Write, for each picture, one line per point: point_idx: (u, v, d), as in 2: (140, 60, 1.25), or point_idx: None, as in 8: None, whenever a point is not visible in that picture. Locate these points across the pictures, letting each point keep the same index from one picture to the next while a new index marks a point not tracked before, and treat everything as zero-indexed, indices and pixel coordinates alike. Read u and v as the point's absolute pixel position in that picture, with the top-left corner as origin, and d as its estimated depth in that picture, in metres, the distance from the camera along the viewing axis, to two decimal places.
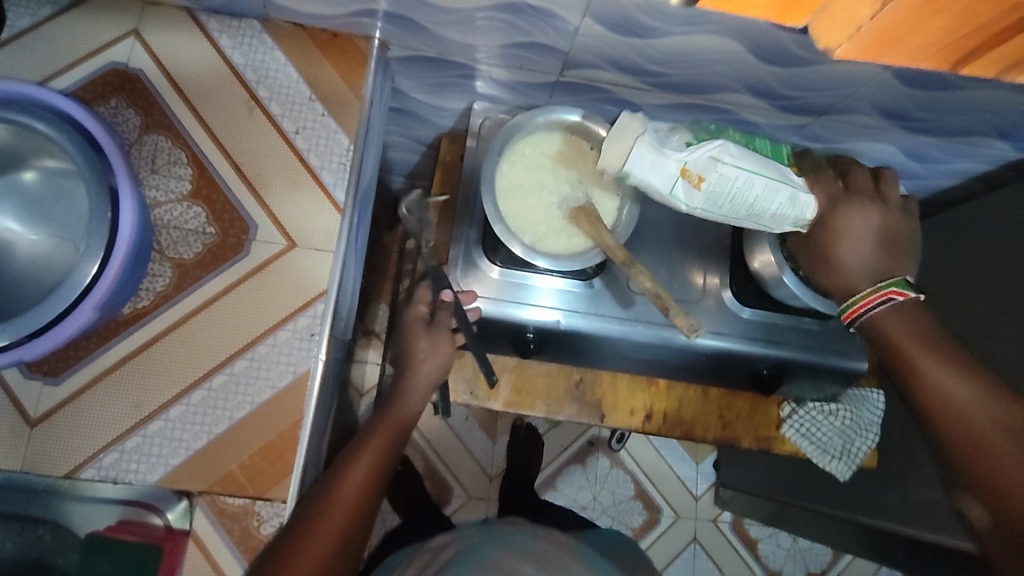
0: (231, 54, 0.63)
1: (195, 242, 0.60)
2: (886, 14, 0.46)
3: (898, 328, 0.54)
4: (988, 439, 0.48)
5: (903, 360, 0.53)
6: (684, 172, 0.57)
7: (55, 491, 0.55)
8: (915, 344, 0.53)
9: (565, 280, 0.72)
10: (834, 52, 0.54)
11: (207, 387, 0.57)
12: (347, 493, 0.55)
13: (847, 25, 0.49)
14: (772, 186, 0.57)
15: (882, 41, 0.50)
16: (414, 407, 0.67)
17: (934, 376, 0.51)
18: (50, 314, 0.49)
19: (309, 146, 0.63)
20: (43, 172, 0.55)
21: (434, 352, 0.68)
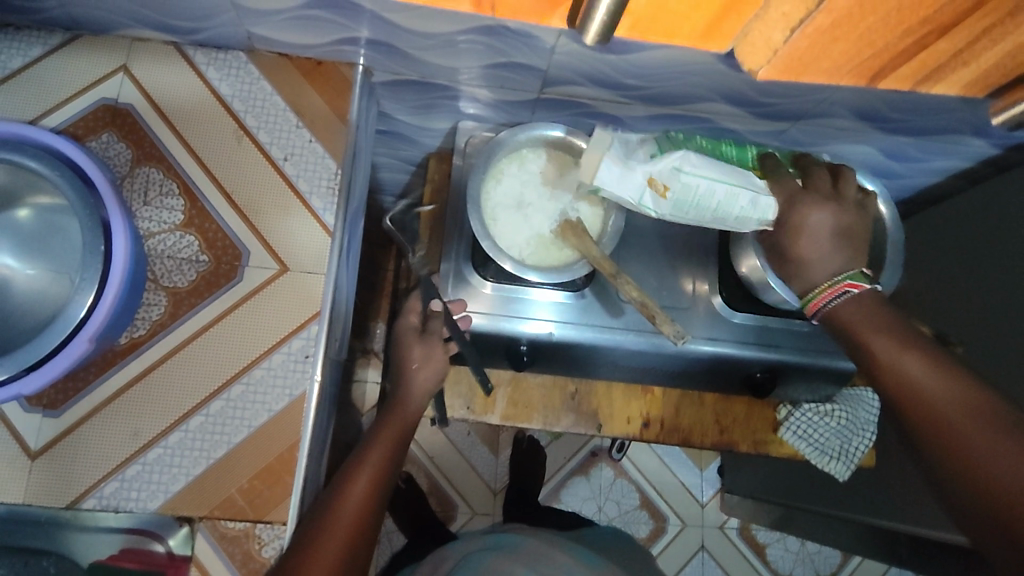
0: (219, 86, 0.64)
1: (189, 270, 0.61)
2: (796, 37, 0.52)
3: (853, 315, 0.56)
4: (943, 414, 0.47)
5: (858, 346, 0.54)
6: (650, 181, 0.61)
7: (57, 523, 0.55)
8: (868, 327, 0.54)
9: (561, 292, 0.73)
10: (758, 73, 0.60)
11: (204, 413, 0.58)
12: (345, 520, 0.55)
13: (766, 49, 0.55)
14: (736, 195, 0.60)
15: (796, 63, 0.57)
16: (413, 413, 0.67)
17: (884, 355, 0.52)
18: (47, 347, 0.50)
19: (298, 172, 0.64)
20: (37, 208, 0.56)
21: (429, 365, 0.68)
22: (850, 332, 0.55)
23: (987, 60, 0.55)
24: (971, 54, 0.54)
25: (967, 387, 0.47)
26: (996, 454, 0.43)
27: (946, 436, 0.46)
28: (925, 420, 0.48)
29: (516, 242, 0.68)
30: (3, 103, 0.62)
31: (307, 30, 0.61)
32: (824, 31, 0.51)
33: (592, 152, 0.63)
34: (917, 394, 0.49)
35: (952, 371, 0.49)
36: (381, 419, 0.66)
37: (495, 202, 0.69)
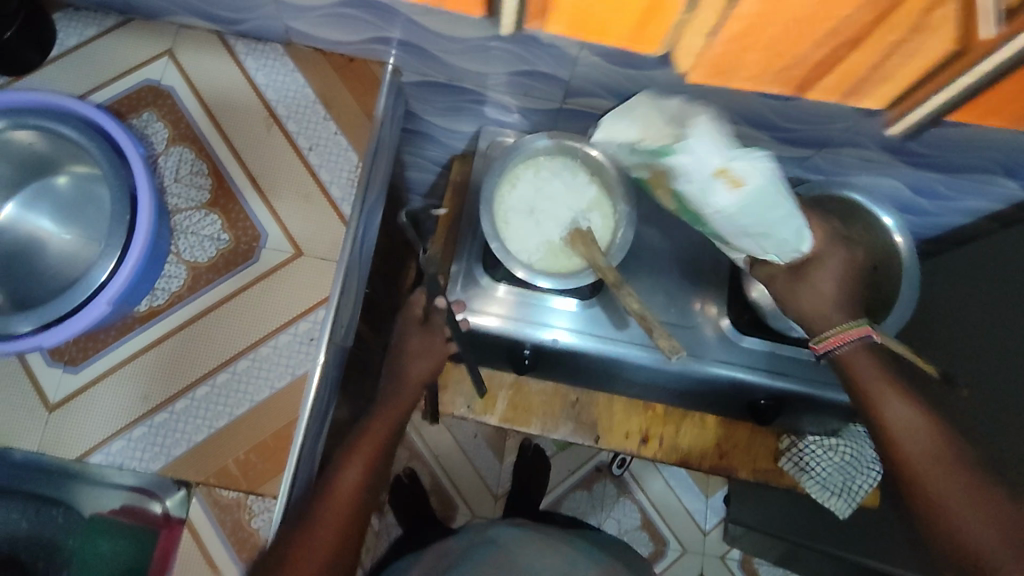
0: (255, 75, 0.68)
1: (210, 247, 0.64)
2: (713, 40, 0.53)
3: (861, 362, 0.59)
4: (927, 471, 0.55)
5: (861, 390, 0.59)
6: (728, 169, 0.51)
7: (70, 471, 0.60)
8: (874, 374, 0.58)
9: (577, 303, 0.74)
10: (688, 76, 0.60)
11: (211, 384, 0.61)
12: (340, 502, 0.60)
13: (689, 52, 0.56)
14: (779, 229, 0.55)
15: (721, 67, 0.57)
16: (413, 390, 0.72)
17: (883, 405, 0.58)
18: (70, 305, 0.54)
19: (321, 162, 0.66)
20: (74, 177, 0.61)
21: (423, 355, 0.72)
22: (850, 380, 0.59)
23: (904, 77, 0.55)
24: (888, 71, 0.54)
25: (929, 437, 0.56)
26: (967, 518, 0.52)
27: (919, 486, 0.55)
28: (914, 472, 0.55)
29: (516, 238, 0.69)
30: (57, 79, 0.66)
31: (343, 28, 0.64)
32: (738, 37, 0.52)
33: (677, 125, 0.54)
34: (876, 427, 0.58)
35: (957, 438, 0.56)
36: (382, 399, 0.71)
37: (509, 205, 0.70)
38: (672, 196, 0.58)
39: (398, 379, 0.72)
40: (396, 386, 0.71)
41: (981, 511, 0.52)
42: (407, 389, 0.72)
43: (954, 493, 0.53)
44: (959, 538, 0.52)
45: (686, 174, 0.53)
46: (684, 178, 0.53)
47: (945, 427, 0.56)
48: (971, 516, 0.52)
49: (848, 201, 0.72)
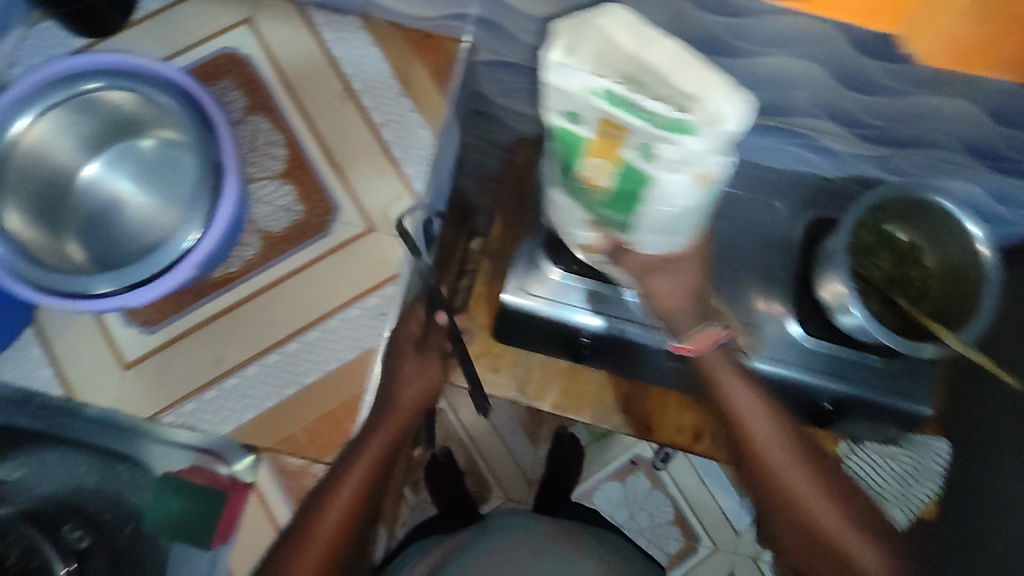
0: (331, 48, 0.68)
1: (284, 217, 0.64)
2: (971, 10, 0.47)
3: (722, 368, 0.64)
4: (800, 496, 0.61)
5: (717, 389, 0.65)
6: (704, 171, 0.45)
7: (139, 429, 0.62)
8: (729, 377, 0.64)
9: (628, 290, 0.71)
10: (924, 57, 0.53)
11: (281, 352, 0.62)
12: (324, 534, 0.52)
13: (935, 26, 0.50)
14: (682, 224, 0.52)
15: (970, 42, 0.50)
16: (407, 418, 0.57)
17: (737, 399, 0.64)
18: (153, 269, 0.55)
19: (395, 138, 0.67)
20: (158, 140, 0.64)
21: (419, 375, 0.58)
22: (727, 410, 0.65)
23: None
24: None
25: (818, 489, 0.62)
26: (826, 520, 0.61)
27: (794, 505, 0.62)
28: (789, 501, 0.62)
29: (552, 214, 0.60)
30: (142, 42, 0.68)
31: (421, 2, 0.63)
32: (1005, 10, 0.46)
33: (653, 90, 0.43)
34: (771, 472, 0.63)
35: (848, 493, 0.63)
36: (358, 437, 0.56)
37: None
38: (622, 172, 0.46)
39: (390, 397, 0.58)
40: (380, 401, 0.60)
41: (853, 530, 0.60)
42: (397, 419, 0.57)
43: (852, 537, 0.60)
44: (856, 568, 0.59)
45: (675, 165, 0.45)
46: (669, 168, 0.45)
47: (845, 491, 0.63)
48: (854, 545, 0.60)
49: (934, 206, 0.68)
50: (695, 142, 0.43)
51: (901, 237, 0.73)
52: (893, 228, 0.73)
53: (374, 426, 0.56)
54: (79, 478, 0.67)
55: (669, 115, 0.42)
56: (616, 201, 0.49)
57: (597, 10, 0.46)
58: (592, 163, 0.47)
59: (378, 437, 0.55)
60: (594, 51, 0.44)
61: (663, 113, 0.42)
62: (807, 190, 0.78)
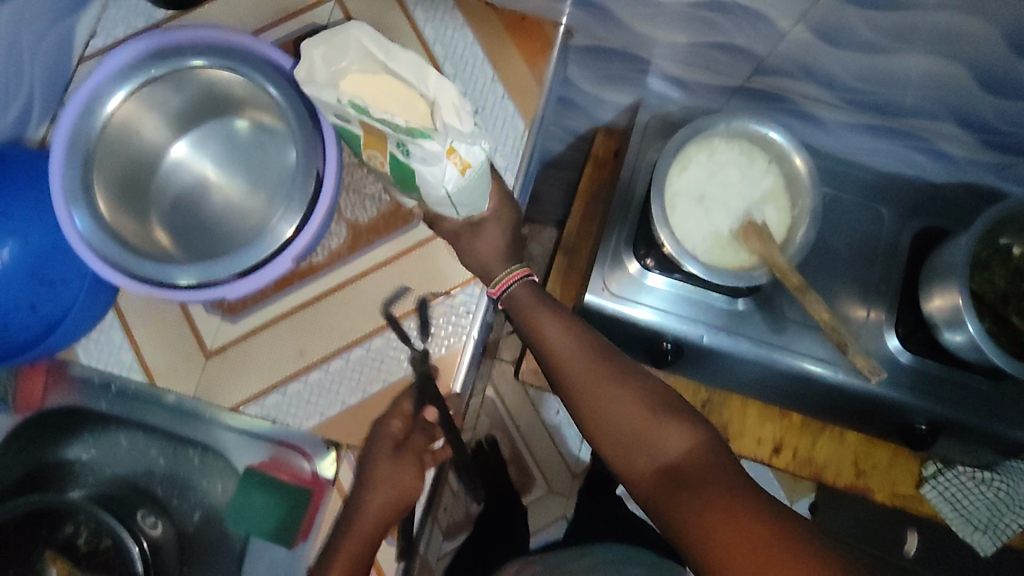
0: (423, 28, 0.65)
1: (371, 207, 0.61)
2: None
3: (525, 299, 0.60)
4: (665, 478, 0.52)
5: (531, 328, 0.59)
6: (452, 152, 0.44)
7: (209, 419, 0.61)
8: (534, 307, 0.60)
9: (668, 281, 0.70)
10: None
11: (365, 347, 0.59)
12: None
13: None
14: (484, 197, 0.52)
15: None
16: (373, 524, 0.54)
17: (547, 328, 0.59)
18: (260, 256, 0.54)
19: (486, 126, 0.63)
20: (251, 122, 0.61)
21: (392, 487, 0.55)
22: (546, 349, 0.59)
23: None
24: None
25: (640, 450, 0.54)
26: (696, 518, 0.49)
27: (694, 484, 0.50)
28: (671, 480, 0.52)
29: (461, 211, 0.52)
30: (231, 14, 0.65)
31: None
32: None
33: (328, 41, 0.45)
34: (626, 432, 0.55)
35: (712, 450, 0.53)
36: (343, 518, 0.56)
37: (675, 188, 0.65)
38: (389, 160, 0.47)
39: (350, 523, 0.55)
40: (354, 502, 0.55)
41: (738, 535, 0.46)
42: (362, 531, 0.54)
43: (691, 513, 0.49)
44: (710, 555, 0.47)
45: (430, 160, 0.44)
46: (423, 163, 0.44)
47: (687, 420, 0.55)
48: (751, 511, 0.48)
49: None
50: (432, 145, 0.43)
51: (1016, 250, 0.69)
52: (1007, 240, 0.69)
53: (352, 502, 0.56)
54: (147, 460, 0.66)
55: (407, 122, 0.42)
56: (402, 183, 0.50)
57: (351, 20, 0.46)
58: (371, 153, 0.49)
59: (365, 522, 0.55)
60: (346, 65, 0.45)
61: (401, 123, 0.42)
62: (914, 196, 0.73)
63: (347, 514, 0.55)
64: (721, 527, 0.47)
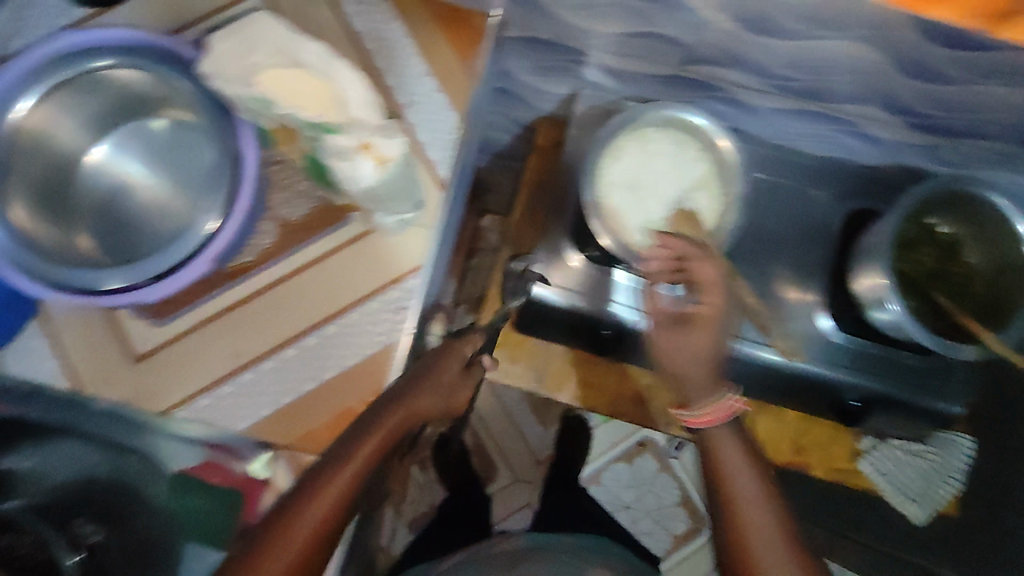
0: (353, 21, 0.64)
1: (303, 205, 0.62)
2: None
3: (675, 342, 0.59)
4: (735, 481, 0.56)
5: (679, 366, 0.59)
6: (366, 146, 0.53)
7: (146, 425, 0.60)
8: (666, 327, 0.62)
9: (626, 275, 0.71)
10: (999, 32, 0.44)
11: (300, 346, 0.61)
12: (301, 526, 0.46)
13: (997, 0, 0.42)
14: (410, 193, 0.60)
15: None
16: (337, 497, 0.48)
17: (680, 362, 0.60)
18: (178, 258, 0.54)
19: (419, 121, 0.64)
20: (171, 122, 0.61)
21: (441, 394, 0.57)
22: (721, 484, 0.56)
23: None
24: None
25: (792, 551, 0.52)
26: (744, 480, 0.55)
27: (726, 479, 0.56)
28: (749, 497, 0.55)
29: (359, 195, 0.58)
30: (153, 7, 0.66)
31: None
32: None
33: (245, 43, 0.53)
34: (733, 508, 0.55)
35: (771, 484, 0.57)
36: (342, 440, 0.51)
37: (609, 177, 0.66)
38: (308, 156, 0.57)
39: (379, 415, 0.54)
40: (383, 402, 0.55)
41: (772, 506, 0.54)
42: (385, 427, 0.53)
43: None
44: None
45: (341, 155, 0.53)
46: (339, 157, 0.53)
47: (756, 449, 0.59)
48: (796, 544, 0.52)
49: (986, 204, 0.65)
50: (342, 138, 0.52)
51: (942, 229, 0.68)
52: (934, 219, 0.68)
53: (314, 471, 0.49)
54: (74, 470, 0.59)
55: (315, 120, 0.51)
56: (319, 167, 0.57)
57: (256, 13, 0.54)
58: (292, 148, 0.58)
59: (328, 496, 0.48)
60: (255, 58, 0.53)
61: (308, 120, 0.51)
62: (848, 176, 0.74)
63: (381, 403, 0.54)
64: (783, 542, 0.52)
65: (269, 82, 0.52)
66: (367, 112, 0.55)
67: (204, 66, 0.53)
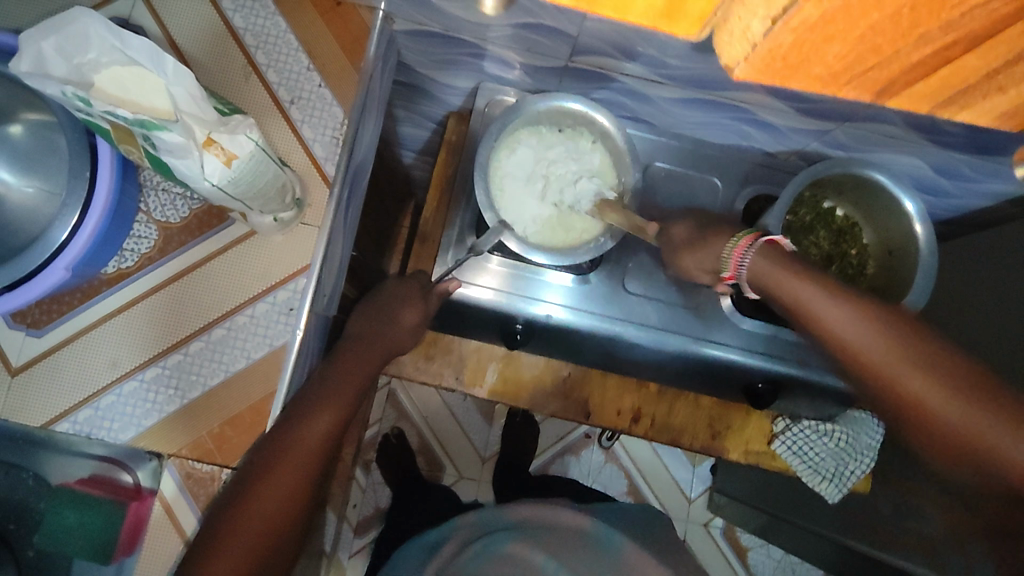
0: (231, 16, 0.72)
1: (182, 207, 0.72)
2: (780, 30, 0.36)
3: (764, 266, 0.54)
4: (876, 361, 0.46)
5: (788, 297, 0.52)
6: (209, 142, 0.55)
7: (32, 441, 0.70)
8: (786, 273, 0.52)
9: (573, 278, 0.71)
10: (738, 72, 0.43)
11: (204, 340, 0.71)
12: (276, 488, 0.48)
13: (744, 37, 0.39)
14: (265, 192, 0.63)
15: (790, 57, 0.39)
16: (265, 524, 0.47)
17: (814, 306, 0.49)
18: (32, 264, 0.63)
19: (303, 115, 0.73)
20: (28, 125, 0.68)
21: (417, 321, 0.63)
22: (830, 342, 0.49)
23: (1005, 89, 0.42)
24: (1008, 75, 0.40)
25: (940, 368, 0.45)
26: (920, 373, 0.45)
27: (876, 375, 0.47)
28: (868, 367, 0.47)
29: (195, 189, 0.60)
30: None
31: None
32: (814, 25, 0.35)
33: (75, 40, 0.54)
34: (859, 362, 0.47)
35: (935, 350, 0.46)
36: (304, 399, 0.52)
37: (503, 171, 0.66)
38: (147, 154, 0.59)
39: (343, 367, 0.56)
40: (353, 351, 0.58)
41: (916, 367, 0.45)
42: (353, 376, 0.56)
43: (909, 366, 0.45)
44: (894, 382, 0.46)
45: (178, 150, 0.55)
46: (174, 153, 0.55)
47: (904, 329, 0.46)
48: (954, 374, 0.44)
49: (870, 181, 0.66)
50: (178, 133, 0.53)
51: (840, 213, 0.72)
52: (832, 203, 0.72)
53: (235, 507, 0.47)
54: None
55: (138, 116, 0.52)
56: (157, 164, 0.60)
57: (75, 4, 0.53)
58: (127, 147, 0.60)
59: (296, 456, 0.49)
60: (93, 55, 0.54)
61: (134, 117, 0.52)
62: (745, 165, 0.76)
63: (350, 351, 0.58)
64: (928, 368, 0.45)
65: (100, 84, 0.54)
66: (202, 108, 0.56)
67: (22, 63, 0.53)
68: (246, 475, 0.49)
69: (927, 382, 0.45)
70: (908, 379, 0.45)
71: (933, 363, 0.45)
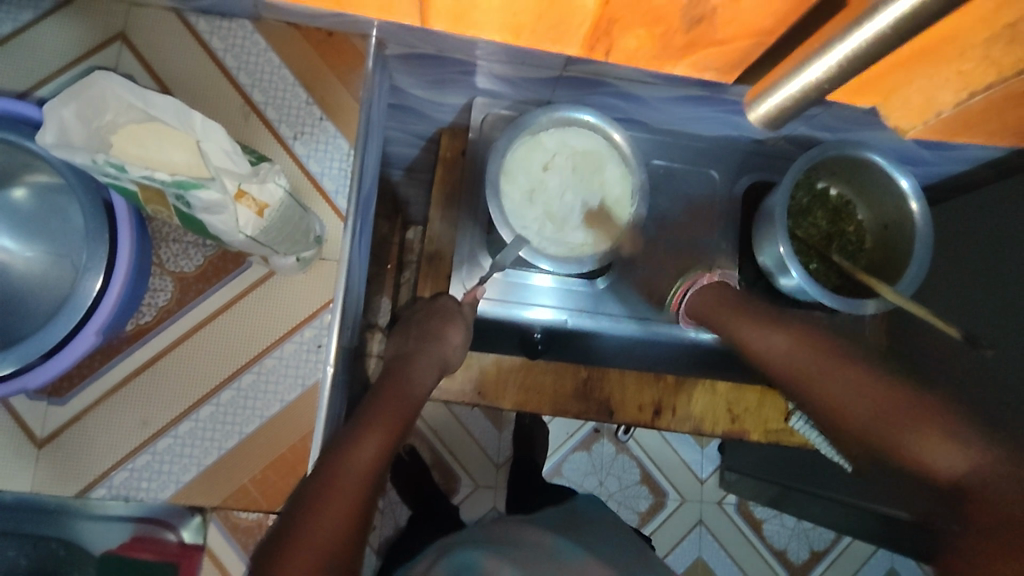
0: (194, 19, 0.61)
1: (196, 255, 0.60)
2: (966, 106, 0.55)
3: (702, 298, 0.72)
4: (810, 370, 0.56)
5: (726, 330, 0.67)
6: (241, 194, 0.48)
7: (65, 510, 0.55)
8: (718, 304, 0.69)
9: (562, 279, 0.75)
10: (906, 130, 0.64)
11: (215, 403, 0.57)
12: (337, 496, 0.47)
13: (925, 110, 0.58)
14: (280, 227, 0.51)
15: (952, 127, 0.61)
16: (327, 544, 0.44)
17: (748, 333, 0.64)
18: (57, 335, 0.51)
19: (280, 116, 0.61)
20: (35, 187, 0.56)
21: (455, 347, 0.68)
22: (763, 362, 0.62)
23: None
24: None
25: (853, 380, 0.52)
26: (829, 380, 0.53)
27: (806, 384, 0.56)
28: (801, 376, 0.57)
29: (227, 239, 0.51)
30: None
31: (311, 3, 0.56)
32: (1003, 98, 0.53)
33: (90, 99, 0.47)
34: (801, 381, 0.56)
35: (863, 379, 0.51)
36: (351, 424, 0.54)
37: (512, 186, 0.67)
38: (179, 213, 0.50)
39: (385, 395, 0.58)
40: (392, 380, 0.61)
41: (844, 376, 0.52)
42: (398, 405, 0.58)
43: (903, 416, 0.46)
44: (894, 435, 0.46)
45: (213, 207, 0.47)
46: (208, 210, 0.47)
47: (861, 367, 0.52)
48: (894, 394, 0.48)
49: (866, 162, 0.67)
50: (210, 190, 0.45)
51: (833, 192, 0.75)
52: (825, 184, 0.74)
53: (299, 525, 0.45)
54: None
55: (174, 177, 0.44)
56: (190, 222, 0.52)
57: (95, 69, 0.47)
58: (156, 208, 0.51)
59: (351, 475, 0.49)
60: (111, 118, 0.47)
61: (169, 178, 0.44)
62: (740, 153, 0.78)
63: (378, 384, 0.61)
64: (862, 397, 0.50)
65: (121, 145, 0.46)
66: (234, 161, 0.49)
67: (46, 136, 0.46)
68: (302, 501, 0.47)
69: (836, 389, 0.53)
70: (929, 449, 0.43)
71: (841, 370, 0.53)
